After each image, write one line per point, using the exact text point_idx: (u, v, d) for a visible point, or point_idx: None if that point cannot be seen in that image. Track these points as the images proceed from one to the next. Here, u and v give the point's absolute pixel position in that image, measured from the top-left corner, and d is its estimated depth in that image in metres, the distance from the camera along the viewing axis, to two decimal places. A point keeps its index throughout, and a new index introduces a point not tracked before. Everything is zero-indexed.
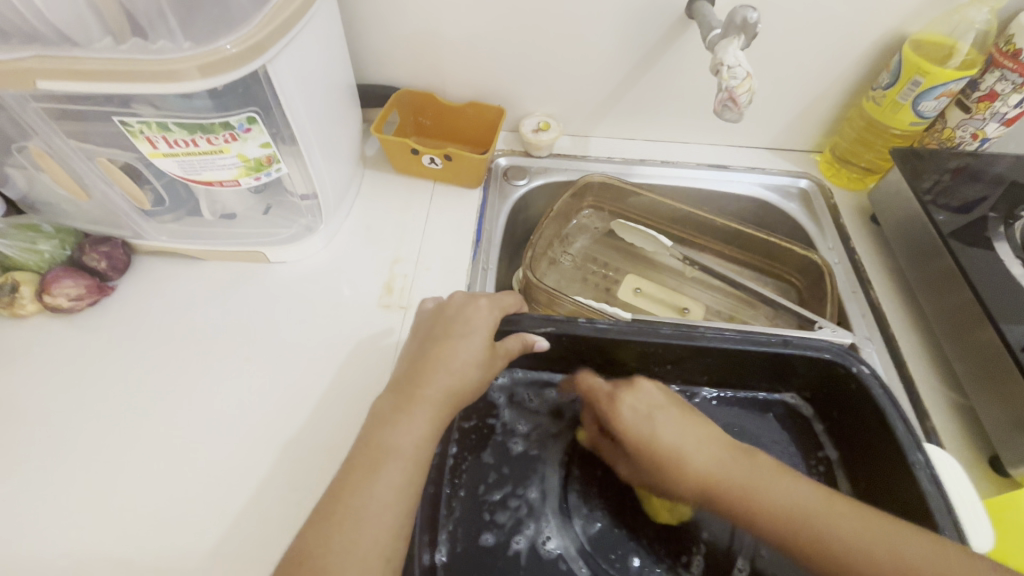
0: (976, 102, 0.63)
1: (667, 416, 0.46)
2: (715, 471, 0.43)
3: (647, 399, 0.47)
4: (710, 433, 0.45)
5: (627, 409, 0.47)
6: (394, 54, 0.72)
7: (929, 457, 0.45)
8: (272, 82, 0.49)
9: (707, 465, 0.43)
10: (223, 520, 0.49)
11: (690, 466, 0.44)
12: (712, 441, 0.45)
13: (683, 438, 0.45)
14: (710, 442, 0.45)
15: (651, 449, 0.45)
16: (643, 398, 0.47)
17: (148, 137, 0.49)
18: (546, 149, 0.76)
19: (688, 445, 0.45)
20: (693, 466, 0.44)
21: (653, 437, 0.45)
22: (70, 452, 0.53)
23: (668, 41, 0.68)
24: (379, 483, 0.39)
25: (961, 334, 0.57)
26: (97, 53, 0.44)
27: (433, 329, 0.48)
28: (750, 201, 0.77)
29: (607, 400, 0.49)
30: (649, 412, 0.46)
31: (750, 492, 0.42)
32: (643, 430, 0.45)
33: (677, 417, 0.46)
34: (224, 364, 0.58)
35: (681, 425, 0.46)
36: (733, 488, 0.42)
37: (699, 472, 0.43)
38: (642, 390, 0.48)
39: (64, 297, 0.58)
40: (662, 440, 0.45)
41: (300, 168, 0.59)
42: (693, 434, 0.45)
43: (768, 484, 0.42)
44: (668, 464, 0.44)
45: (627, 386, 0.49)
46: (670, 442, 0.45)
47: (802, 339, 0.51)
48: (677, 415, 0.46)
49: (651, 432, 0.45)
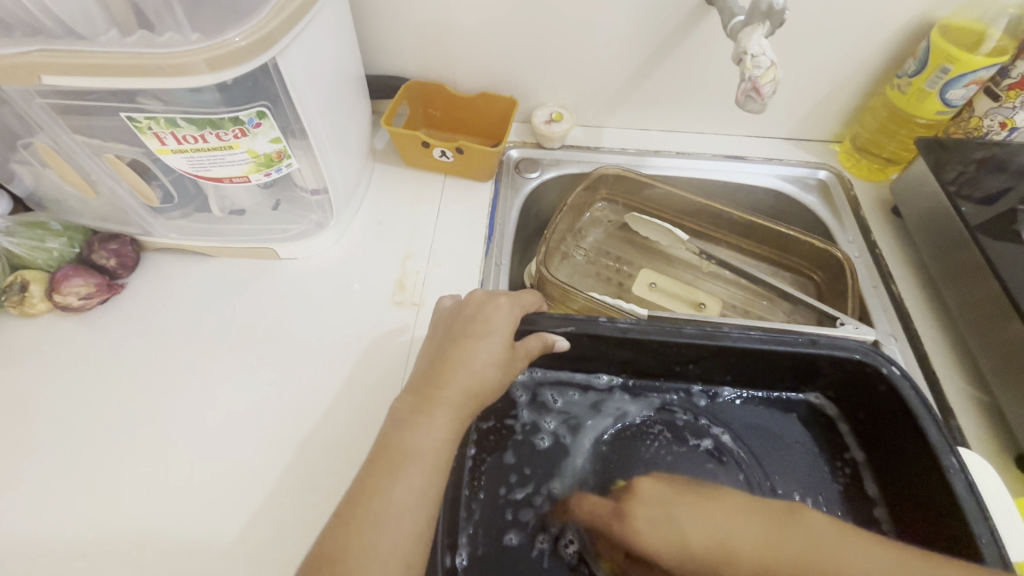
0: (1006, 90, 0.61)
1: (686, 508, 0.38)
2: (763, 551, 0.35)
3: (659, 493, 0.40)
4: (735, 516, 0.37)
5: (638, 520, 0.39)
6: (404, 44, 0.70)
7: (962, 460, 0.44)
8: (283, 75, 0.48)
9: (751, 551, 0.35)
10: (239, 520, 0.49)
11: (746, 566, 0.34)
12: (737, 515, 0.36)
13: (715, 530, 0.36)
14: (744, 525, 0.36)
15: (690, 556, 0.36)
16: (649, 498, 0.40)
17: (156, 133, 0.48)
18: (559, 141, 0.75)
19: (720, 523, 0.37)
20: (737, 562, 0.35)
21: (680, 544, 0.37)
22: (82, 452, 0.52)
23: (686, 29, 0.66)
24: (401, 489, 0.38)
25: (989, 330, 0.56)
26: (103, 46, 0.42)
27: (452, 329, 0.47)
28: (767, 192, 0.76)
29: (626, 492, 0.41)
30: (665, 511, 0.38)
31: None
32: (666, 541, 0.37)
33: (694, 504, 0.38)
34: (235, 363, 0.57)
35: (704, 508, 0.38)
36: (783, 567, 0.34)
37: (753, 566, 0.34)
38: (645, 493, 0.40)
39: (74, 296, 0.57)
40: (697, 540, 0.36)
41: (310, 163, 0.57)
42: (717, 519, 0.37)
43: (827, 568, 0.34)
44: (717, 574, 0.35)
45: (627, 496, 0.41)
46: (699, 542, 0.36)
47: (829, 338, 0.50)
48: (692, 501, 0.38)
49: (679, 535, 0.37)
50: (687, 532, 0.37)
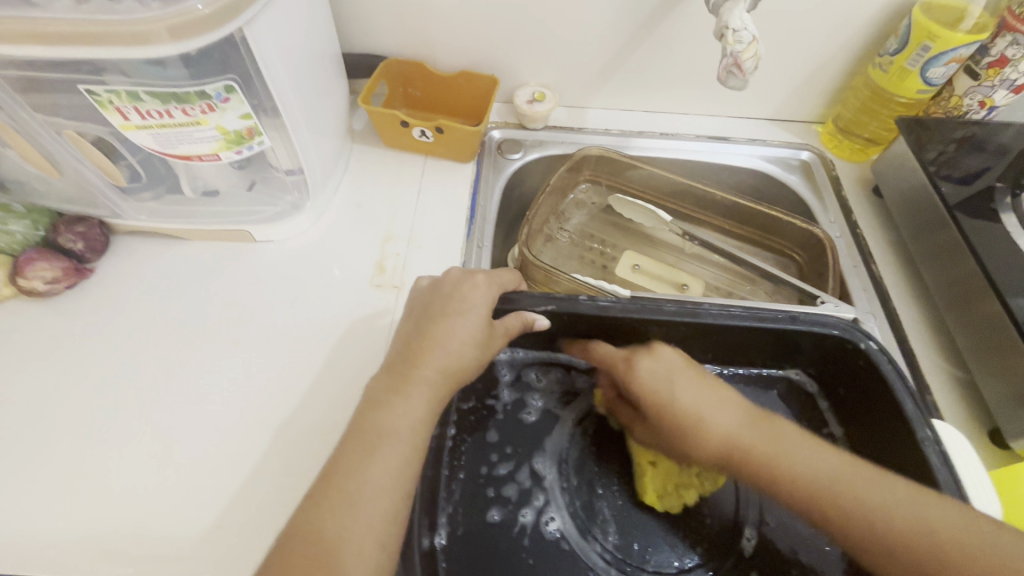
0: (985, 68, 0.61)
1: (687, 380, 0.45)
2: (739, 435, 0.43)
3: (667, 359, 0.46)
4: (725, 398, 0.45)
5: (643, 373, 0.45)
6: (382, 22, 0.68)
7: (938, 433, 0.44)
8: (251, 49, 0.46)
9: (737, 439, 0.43)
10: (216, 505, 0.48)
11: (715, 434, 0.43)
12: (731, 405, 0.44)
13: (698, 403, 0.44)
14: (726, 410, 0.44)
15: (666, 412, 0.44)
16: (660, 363, 0.46)
17: (118, 108, 0.46)
18: (542, 121, 0.74)
19: (706, 406, 0.44)
20: (710, 431, 0.43)
21: (672, 402, 0.44)
22: (53, 440, 0.51)
23: (669, 6, 0.65)
24: (376, 468, 0.38)
25: (966, 307, 0.56)
26: (56, 14, 0.40)
27: (429, 307, 0.46)
28: (750, 173, 0.75)
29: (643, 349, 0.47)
30: (669, 374, 0.45)
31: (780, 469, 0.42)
32: (659, 391, 0.45)
33: (694, 380, 0.45)
34: (212, 348, 0.56)
35: (709, 395, 0.45)
36: (755, 464, 0.42)
37: (721, 445, 0.43)
38: (659, 356, 0.46)
39: (39, 280, 0.55)
40: (680, 403, 0.44)
41: (285, 142, 0.56)
42: (707, 402, 0.44)
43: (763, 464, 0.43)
44: (691, 430, 0.44)
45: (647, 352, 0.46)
46: (692, 412, 0.44)
47: (809, 315, 0.50)
48: (692, 380, 0.45)
49: (665, 385, 0.45)
50: (678, 396, 0.44)
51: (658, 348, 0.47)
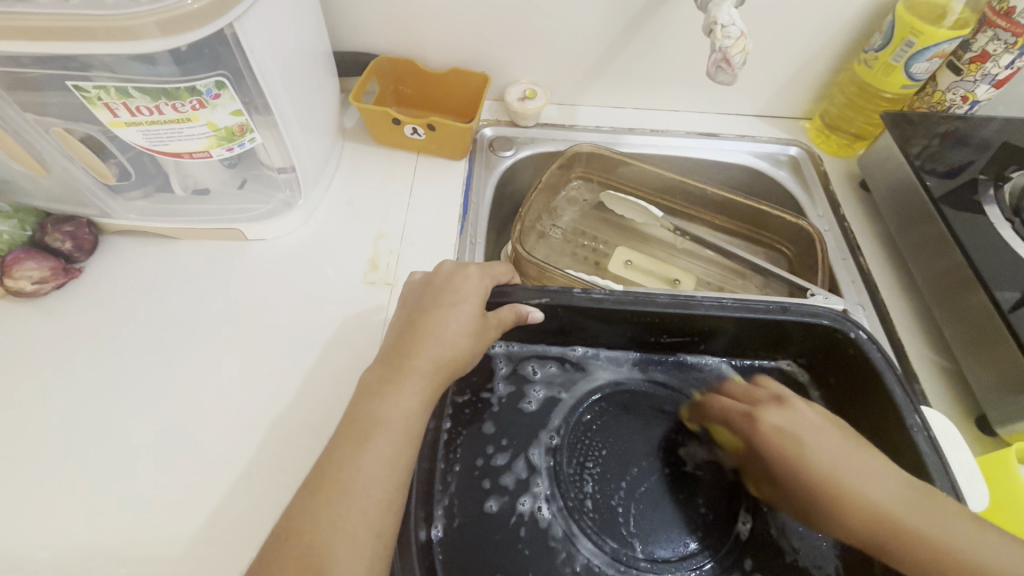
0: (967, 63, 0.62)
1: (825, 438, 0.43)
2: (890, 505, 0.39)
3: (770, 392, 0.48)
4: (885, 467, 0.41)
5: (769, 423, 0.45)
6: (372, 20, 0.68)
7: (926, 419, 0.45)
8: (242, 46, 0.46)
9: (880, 493, 0.40)
10: (210, 503, 0.48)
11: (857, 493, 0.40)
12: (884, 474, 0.41)
13: (837, 461, 0.42)
14: (879, 473, 0.41)
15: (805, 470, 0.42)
16: (796, 420, 0.44)
17: (107, 104, 0.45)
18: (533, 118, 0.74)
19: (854, 470, 0.41)
20: (860, 508, 0.40)
21: (809, 463, 0.42)
22: (44, 441, 0.50)
23: (658, 4, 0.65)
24: (370, 458, 0.38)
25: (952, 297, 0.57)
26: (42, 8, 0.40)
27: (422, 299, 0.46)
28: (740, 168, 0.76)
29: (773, 404, 0.46)
30: (799, 435, 0.43)
31: (898, 526, 0.39)
32: (795, 457, 0.43)
33: (837, 439, 0.43)
34: (204, 346, 0.56)
35: (844, 447, 0.42)
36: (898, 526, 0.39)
37: (872, 509, 0.40)
38: (795, 412, 0.45)
39: (26, 280, 0.55)
40: (815, 465, 0.42)
41: (276, 140, 0.55)
42: (855, 458, 0.41)
43: (869, 482, 0.40)
44: (831, 497, 0.41)
45: (779, 407, 0.45)
46: (842, 475, 0.41)
47: (800, 305, 0.51)
48: (840, 439, 0.43)
49: (799, 445, 0.43)
50: (812, 455, 0.42)
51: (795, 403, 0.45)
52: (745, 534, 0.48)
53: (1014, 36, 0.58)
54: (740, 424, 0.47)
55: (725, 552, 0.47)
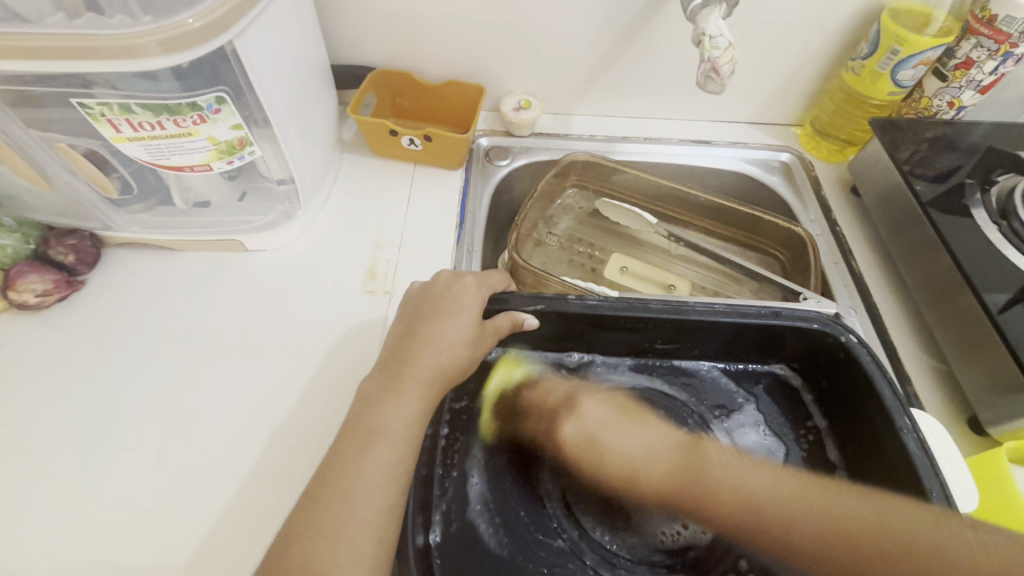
0: (952, 70, 0.64)
1: (621, 430, 0.53)
2: (670, 476, 0.51)
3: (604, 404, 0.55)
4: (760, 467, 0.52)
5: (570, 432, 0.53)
6: (370, 34, 0.70)
7: (916, 421, 0.46)
8: (242, 61, 0.47)
9: (764, 490, 0.49)
10: (212, 512, 0.48)
11: (714, 485, 0.50)
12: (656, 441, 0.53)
13: (638, 446, 0.52)
14: (777, 491, 0.50)
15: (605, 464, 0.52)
16: (588, 421, 0.53)
17: (110, 120, 0.47)
18: (528, 128, 0.75)
19: (637, 455, 0.52)
20: (794, 532, 0.46)
21: (723, 486, 0.50)
22: (46, 452, 0.51)
23: (649, 15, 0.67)
24: (369, 464, 0.38)
25: (942, 299, 0.58)
26: (50, 29, 0.41)
27: (419, 308, 0.47)
28: (733, 175, 0.77)
29: (566, 404, 0.54)
30: (592, 433, 0.53)
31: (792, 522, 0.46)
32: (593, 451, 0.52)
33: (630, 426, 0.53)
34: (204, 357, 0.57)
35: (634, 431, 0.53)
36: (803, 528, 0.46)
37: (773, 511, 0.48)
38: (583, 413, 0.54)
39: (30, 293, 0.55)
40: (610, 458, 0.52)
41: (275, 152, 0.56)
42: (641, 446, 0.52)
43: (875, 514, 0.44)
44: (622, 485, 0.51)
45: (570, 409, 0.54)
46: (741, 485, 0.50)
47: (790, 310, 0.52)
48: (629, 427, 0.53)
49: (598, 447, 0.52)
50: (607, 453, 0.52)
51: (583, 404, 0.54)
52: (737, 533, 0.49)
53: (996, 43, 0.59)
54: (540, 426, 0.53)
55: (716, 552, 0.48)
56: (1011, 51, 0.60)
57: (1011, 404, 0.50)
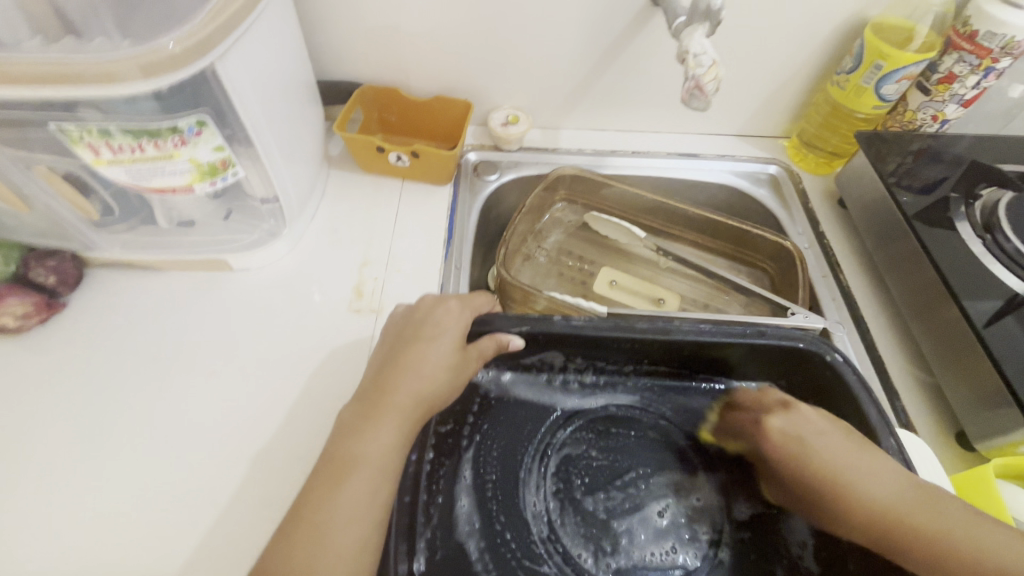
0: (935, 84, 0.64)
1: (825, 437, 0.44)
2: (901, 505, 0.40)
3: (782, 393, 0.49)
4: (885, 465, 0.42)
5: (775, 431, 0.46)
6: (356, 51, 0.70)
7: (901, 442, 0.45)
8: (222, 83, 0.47)
9: (886, 497, 0.41)
10: (192, 541, 0.47)
11: (862, 498, 0.41)
12: (887, 472, 0.42)
13: (866, 471, 0.42)
14: (882, 474, 0.42)
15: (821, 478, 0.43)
16: (800, 421, 0.45)
17: (89, 144, 0.46)
18: (516, 143, 0.75)
19: (847, 463, 0.42)
20: (862, 504, 0.41)
21: (816, 460, 0.43)
22: (24, 479, 0.50)
23: (634, 31, 0.67)
24: (347, 496, 0.38)
25: (927, 314, 0.58)
26: (25, 55, 0.41)
27: (402, 333, 0.46)
28: (721, 188, 0.78)
29: (777, 406, 0.47)
30: (802, 435, 0.45)
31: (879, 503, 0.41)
32: (800, 451, 0.44)
33: (849, 438, 0.44)
34: (188, 378, 0.56)
35: (842, 441, 0.43)
36: (861, 496, 0.41)
37: (878, 509, 0.41)
38: (799, 415, 0.46)
39: (9, 316, 0.55)
40: (813, 464, 0.43)
41: (258, 171, 0.56)
42: (858, 457, 0.43)
43: (870, 475, 0.42)
44: (835, 496, 0.42)
45: (785, 411, 0.47)
46: (838, 467, 0.42)
47: (777, 329, 0.52)
48: (840, 436, 0.44)
49: (802, 442, 0.44)
50: (816, 455, 0.43)
51: (795, 404, 0.47)
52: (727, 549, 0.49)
53: (977, 58, 0.60)
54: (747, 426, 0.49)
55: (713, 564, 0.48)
56: (993, 66, 0.60)
57: (997, 419, 0.50)
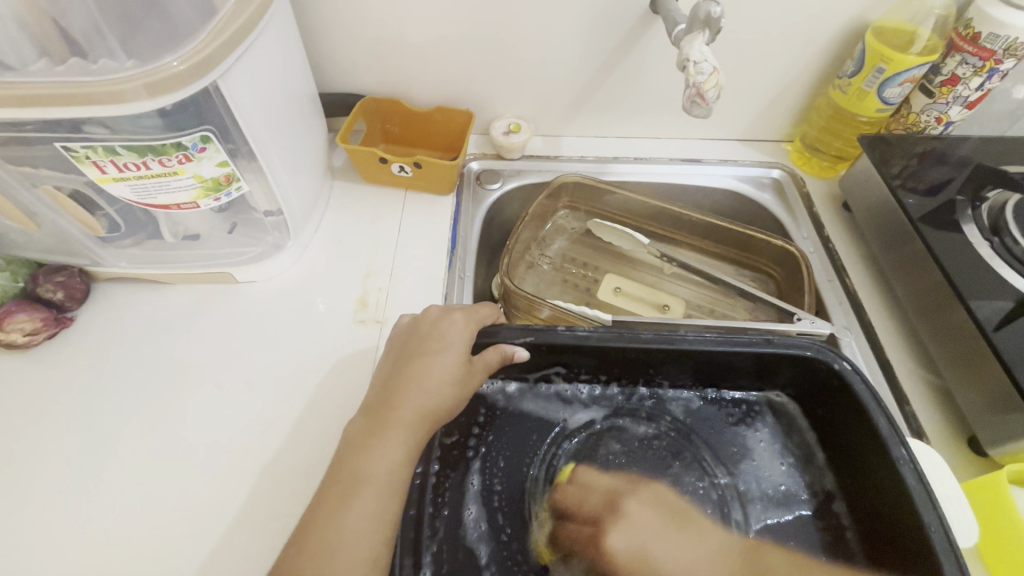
0: (939, 86, 0.64)
1: (665, 543, 0.44)
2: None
3: (640, 501, 0.48)
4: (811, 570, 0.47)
5: (617, 543, 0.44)
6: (358, 63, 0.70)
7: (912, 451, 0.45)
8: (226, 99, 0.47)
9: None
10: (199, 557, 0.47)
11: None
12: (703, 560, 0.44)
13: (681, 562, 0.43)
14: (699, 561, 0.44)
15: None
16: (636, 530, 0.45)
17: (95, 162, 0.47)
18: (518, 151, 0.75)
19: (686, 562, 0.44)
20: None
21: (662, 566, 0.43)
22: (33, 494, 0.50)
23: (634, 39, 0.67)
24: (353, 513, 0.38)
25: (936, 318, 0.58)
26: (33, 76, 0.41)
27: (407, 347, 0.46)
28: (724, 193, 0.77)
29: (609, 512, 0.47)
30: (642, 545, 0.44)
31: None
32: (643, 569, 0.43)
33: (676, 541, 0.45)
34: (194, 392, 0.56)
35: (679, 542, 0.45)
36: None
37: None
38: (634, 523, 0.45)
39: (18, 332, 0.55)
40: (628, 571, 0.43)
41: (262, 185, 0.56)
42: (694, 563, 0.44)
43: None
44: None
45: (614, 517, 0.46)
46: (674, 567, 0.43)
47: (783, 337, 0.51)
48: (676, 534, 0.45)
49: (647, 557, 0.43)
50: (663, 571, 0.43)
51: (631, 509, 0.47)
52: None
53: (981, 59, 0.60)
54: (584, 532, 0.46)
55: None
56: (996, 67, 0.60)
57: (1009, 425, 0.50)
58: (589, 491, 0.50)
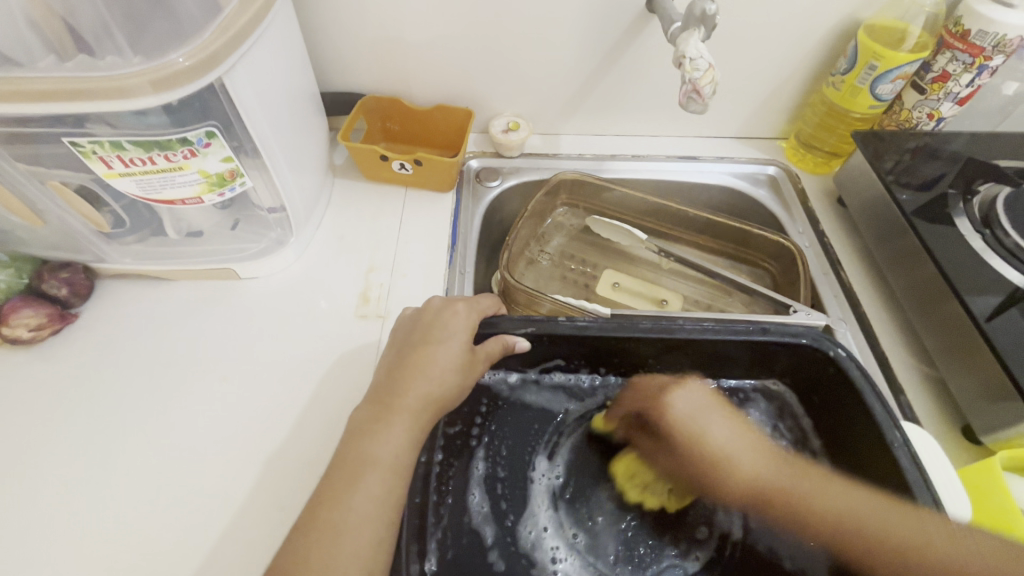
0: (930, 83, 0.65)
1: (719, 419, 0.50)
2: (762, 472, 0.48)
3: (698, 399, 0.52)
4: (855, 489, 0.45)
5: (676, 411, 0.51)
6: (359, 62, 0.71)
7: (907, 435, 0.46)
8: (230, 95, 0.48)
9: (843, 506, 0.44)
10: (205, 546, 0.48)
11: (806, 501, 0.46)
12: (756, 446, 0.49)
13: (731, 440, 0.49)
14: (758, 453, 0.49)
15: (698, 450, 0.49)
16: (704, 412, 0.51)
17: (102, 157, 0.47)
18: (517, 149, 0.76)
19: (736, 448, 0.49)
20: (817, 510, 0.45)
21: (705, 438, 0.49)
22: (39, 486, 0.50)
23: (631, 37, 0.68)
24: (359, 496, 0.39)
25: (930, 310, 0.59)
26: (42, 73, 0.42)
27: (410, 336, 0.47)
28: (721, 189, 0.78)
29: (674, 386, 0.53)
30: (703, 423, 0.50)
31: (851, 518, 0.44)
32: (698, 437, 0.49)
33: (726, 417, 0.51)
34: (199, 385, 0.57)
35: (732, 427, 0.50)
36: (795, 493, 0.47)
37: (765, 480, 0.48)
38: (703, 404, 0.51)
39: (23, 328, 0.56)
40: (712, 443, 0.49)
41: (265, 181, 0.57)
42: (738, 441, 0.49)
43: (842, 500, 0.45)
44: (713, 468, 0.49)
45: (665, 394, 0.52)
46: (721, 446, 0.49)
47: (779, 326, 0.52)
48: (730, 423, 0.51)
49: (703, 432, 0.50)
50: (708, 437, 0.49)
51: (691, 387, 0.53)
52: (733, 547, 0.50)
53: (971, 56, 0.61)
54: (642, 400, 0.53)
55: (720, 561, 0.49)
56: (986, 63, 0.61)
57: (1002, 412, 0.51)
58: (649, 377, 0.55)
